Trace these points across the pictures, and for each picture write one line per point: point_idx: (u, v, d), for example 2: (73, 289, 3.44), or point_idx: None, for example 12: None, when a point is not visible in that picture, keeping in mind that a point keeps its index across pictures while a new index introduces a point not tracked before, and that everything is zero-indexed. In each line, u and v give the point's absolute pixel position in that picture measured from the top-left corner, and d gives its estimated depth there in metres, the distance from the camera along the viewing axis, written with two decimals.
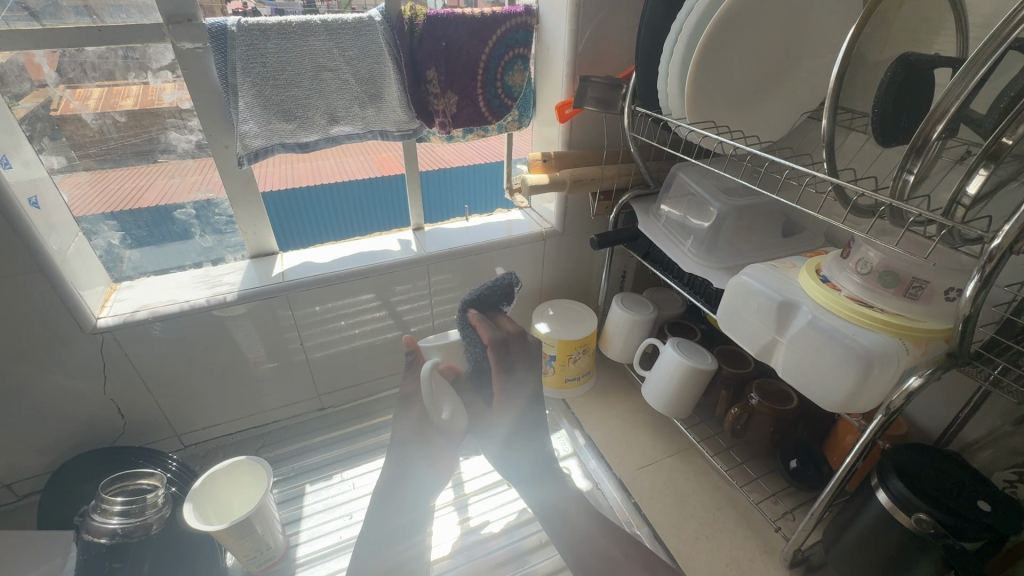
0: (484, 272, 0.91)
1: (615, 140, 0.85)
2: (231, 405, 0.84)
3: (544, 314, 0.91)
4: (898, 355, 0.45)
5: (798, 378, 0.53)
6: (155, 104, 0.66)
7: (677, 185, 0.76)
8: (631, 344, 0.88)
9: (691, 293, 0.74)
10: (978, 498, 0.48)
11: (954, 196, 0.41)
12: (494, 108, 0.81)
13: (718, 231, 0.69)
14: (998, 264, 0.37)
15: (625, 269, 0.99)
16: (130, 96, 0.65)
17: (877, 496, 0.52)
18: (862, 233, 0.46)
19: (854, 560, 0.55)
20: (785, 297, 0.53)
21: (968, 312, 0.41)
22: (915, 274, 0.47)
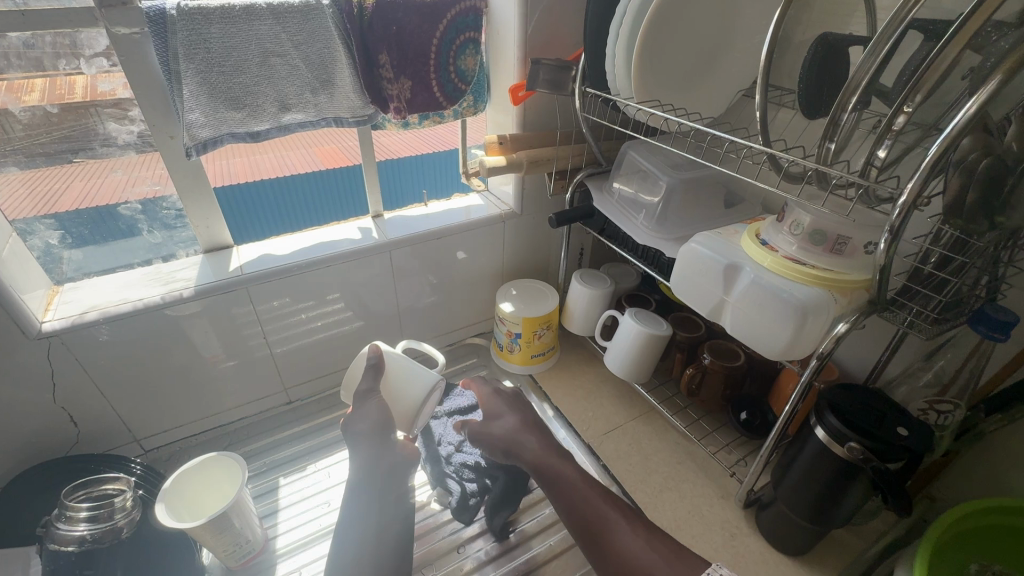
0: (447, 255, 0.92)
1: (567, 121, 0.88)
2: (193, 405, 0.82)
3: (507, 294, 0.94)
4: (828, 304, 0.51)
5: (743, 332, 0.58)
6: (67, 98, 0.62)
7: (628, 162, 0.80)
8: (592, 316, 0.92)
9: (646, 264, 0.78)
10: (898, 424, 0.54)
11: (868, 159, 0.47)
12: (448, 92, 0.82)
13: (668, 204, 0.74)
14: (905, 217, 0.43)
15: (582, 246, 1.03)
16: (37, 90, 0.60)
17: (815, 432, 0.58)
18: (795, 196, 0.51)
19: (799, 492, 0.62)
20: (730, 260, 0.58)
21: (884, 262, 0.46)
22: (840, 232, 0.53)
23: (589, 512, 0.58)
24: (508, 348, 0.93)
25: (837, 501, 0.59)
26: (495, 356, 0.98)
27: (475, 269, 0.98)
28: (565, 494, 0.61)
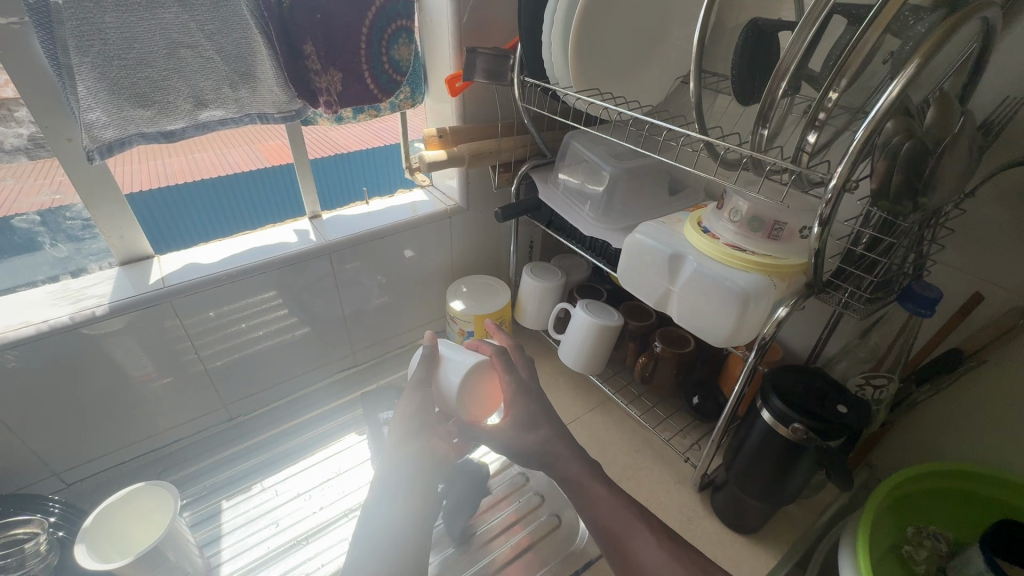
0: (392, 255, 0.89)
1: (509, 111, 0.86)
2: (119, 431, 0.75)
3: (457, 292, 0.91)
4: (768, 290, 0.52)
5: (690, 320, 0.58)
6: None
7: (572, 152, 0.78)
8: (544, 310, 0.91)
9: (594, 256, 0.78)
10: (838, 402, 0.56)
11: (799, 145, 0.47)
12: (382, 84, 0.78)
13: (612, 194, 0.73)
14: (836, 202, 0.43)
15: (532, 239, 1.01)
16: None
17: (761, 415, 0.59)
18: (733, 183, 0.51)
19: (750, 472, 0.63)
20: (673, 249, 0.58)
21: (818, 246, 0.47)
22: (776, 218, 0.53)
23: (615, 523, 0.57)
24: None
25: (785, 479, 0.60)
26: None
27: (423, 268, 0.95)
28: (593, 507, 0.59)
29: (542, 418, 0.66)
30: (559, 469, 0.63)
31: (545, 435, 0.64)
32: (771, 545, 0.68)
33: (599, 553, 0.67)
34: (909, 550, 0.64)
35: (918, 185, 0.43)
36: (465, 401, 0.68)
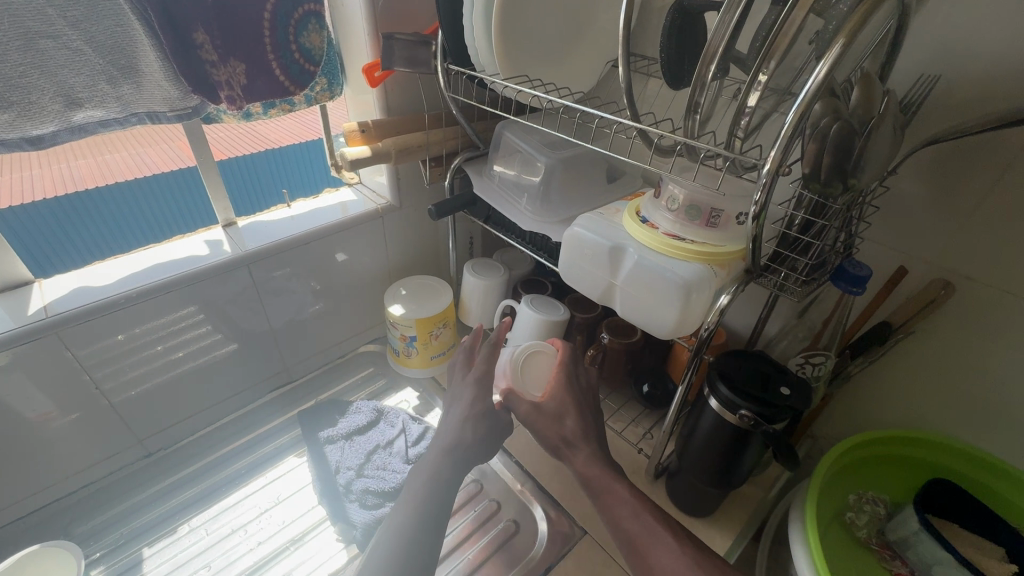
0: (321, 261, 0.82)
1: (437, 102, 0.81)
2: (10, 485, 0.65)
3: (396, 295, 0.86)
4: (709, 278, 0.51)
5: (634, 314, 0.57)
6: None
7: (505, 143, 0.75)
8: (489, 308, 0.88)
9: (535, 250, 0.75)
10: (781, 385, 0.56)
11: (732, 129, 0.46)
12: (294, 75, 0.71)
13: (549, 185, 0.70)
14: (771, 187, 0.42)
15: (472, 234, 0.97)
16: None
17: (709, 403, 0.59)
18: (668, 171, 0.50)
19: (701, 459, 0.63)
20: (613, 241, 0.56)
21: (755, 233, 0.46)
22: (713, 205, 0.52)
23: (636, 526, 0.53)
24: (405, 353, 0.86)
25: (736, 463, 0.61)
26: (393, 363, 0.90)
27: (357, 272, 0.88)
28: (614, 509, 0.55)
29: (571, 411, 0.64)
30: (577, 466, 0.60)
31: (570, 430, 0.62)
32: (726, 526, 0.69)
33: (559, 556, 0.65)
34: (852, 518, 0.67)
35: (847, 167, 0.43)
36: (527, 376, 0.68)
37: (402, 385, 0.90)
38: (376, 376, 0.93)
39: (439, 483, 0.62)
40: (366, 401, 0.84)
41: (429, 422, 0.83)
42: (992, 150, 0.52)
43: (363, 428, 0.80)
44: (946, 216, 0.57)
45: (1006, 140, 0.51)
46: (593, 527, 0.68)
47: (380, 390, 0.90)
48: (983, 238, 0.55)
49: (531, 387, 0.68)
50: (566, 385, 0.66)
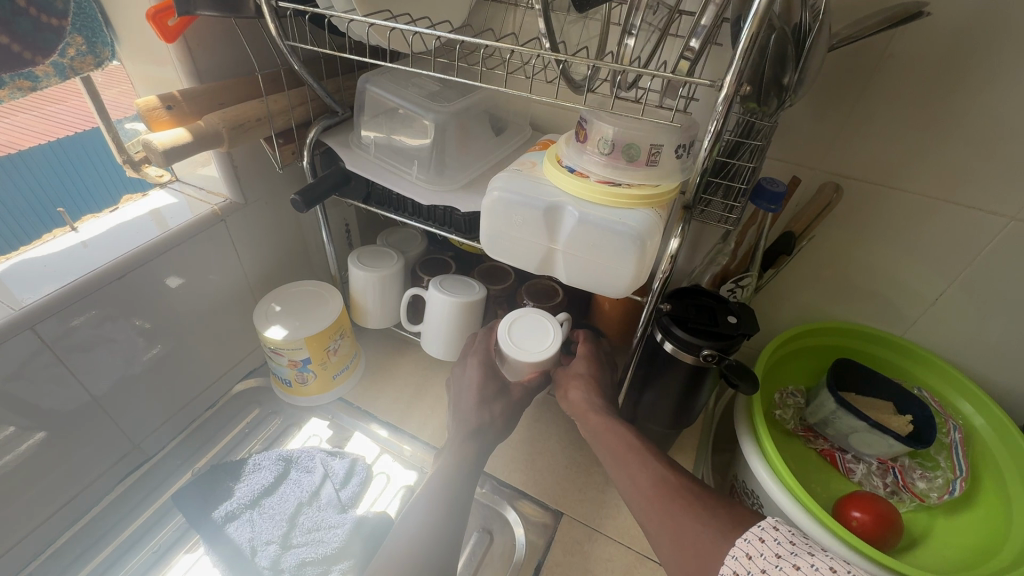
0: (152, 295, 0.60)
1: (265, 57, 0.61)
2: None
3: (268, 314, 0.68)
4: (657, 223, 0.46)
5: (581, 277, 0.51)
6: None
7: (371, 101, 0.60)
8: (391, 302, 0.75)
9: (436, 227, 0.64)
10: (728, 315, 0.56)
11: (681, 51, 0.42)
12: (23, 33, 0.48)
13: (443, 147, 0.59)
14: (728, 113, 0.40)
15: (346, 220, 0.81)
16: None
17: (664, 349, 0.56)
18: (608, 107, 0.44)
19: (661, 403, 0.62)
20: (546, 202, 0.48)
21: (707, 165, 0.44)
22: (650, 140, 0.46)
23: (637, 471, 0.52)
24: (299, 382, 0.70)
25: (695, 400, 0.60)
26: (283, 395, 0.73)
27: (208, 297, 0.68)
28: (618, 451, 0.55)
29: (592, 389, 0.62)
30: (591, 425, 0.60)
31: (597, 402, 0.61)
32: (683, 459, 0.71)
33: (544, 549, 0.60)
34: (780, 415, 0.73)
35: (783, 82, 0.43)
36: (523, 345, 0.62)
37: (304, 418, 0.74)
38: (267, 416, 0.74)
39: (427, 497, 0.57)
40: (267, 453, 0.67)
41: (353, 453, 0.69)
42: (865, 54, 0.55)
43: (271, 487, 0.64)
44: (827, 122, 0.60)
45: (874, 42, 0.54)
46: (567, 506, 0.65)
47: (276, 433, 0.72)
48: (859, 139, 0.60)
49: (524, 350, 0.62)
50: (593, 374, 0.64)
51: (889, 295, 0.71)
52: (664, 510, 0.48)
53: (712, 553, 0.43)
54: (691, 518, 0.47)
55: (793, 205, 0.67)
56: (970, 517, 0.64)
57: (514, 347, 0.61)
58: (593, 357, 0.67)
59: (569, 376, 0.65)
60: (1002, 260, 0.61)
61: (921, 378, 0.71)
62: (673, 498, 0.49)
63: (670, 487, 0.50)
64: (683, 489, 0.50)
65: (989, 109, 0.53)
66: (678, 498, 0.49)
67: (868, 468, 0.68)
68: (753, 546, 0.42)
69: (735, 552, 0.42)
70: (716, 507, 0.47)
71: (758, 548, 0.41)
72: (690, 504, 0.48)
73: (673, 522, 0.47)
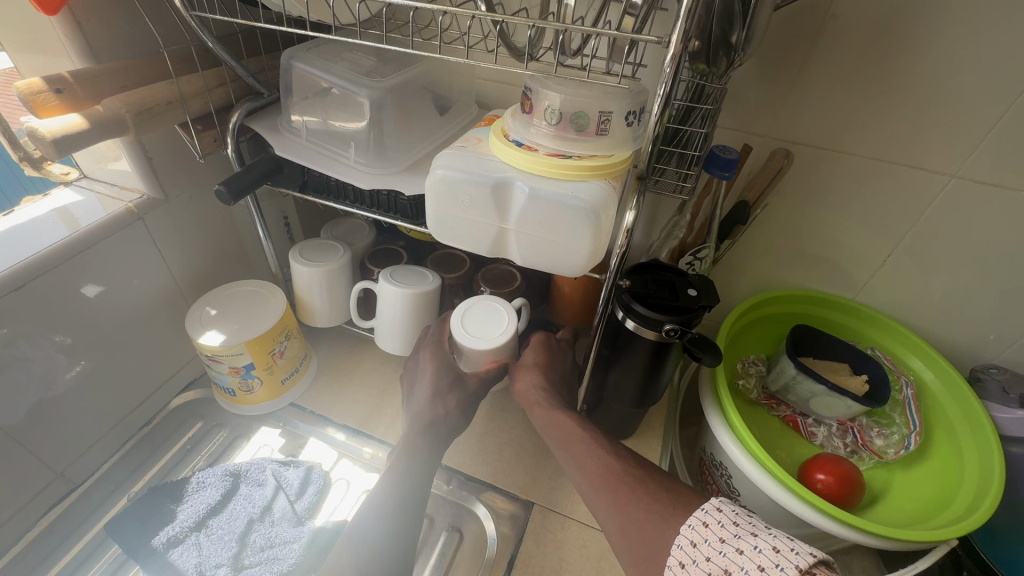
0: (64, 306, 0.53)
1: (173, 32, 0.55)
2: None
3: (203, 319, 0.62)
4: (611, 195, 0.44)
5: (536, 257, 0.48)
6: None
7: (298, 80, 0.55)
8: (339, 298, 0.71)
9: (381, 214, 0.60)
10: (687, 288, 0.54)
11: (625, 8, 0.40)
12: None
13: (380, 128, 0.55)
14: (677, 74, 0.37)
15: (284, 212, 0.76)
16: None
17: (626, 326, 0.55)
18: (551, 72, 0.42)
19: (626, 384, 0.61)
20: (494, 178, 0.45)
21: (659, 132, 0.42)
22: (599, 108, 0.44)
23: (589, 461, 0.52)
24: (243, 390, 0.65)
25: (659, 378, 0.59)
26: (227, 405, 0.68)
27: (132, 306, 0.61)
28: (565, 444, 0.54)
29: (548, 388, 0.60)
30: (539, 419, 0.58)
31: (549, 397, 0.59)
32: (651, 437, 0.70)
33: (516, 542, 0.58)
34: (744, 384, 0.73)
35: (730, 40, 0.41)
36: (476, 332, 0.60)
37: (253, 428, 0.69)
38: (211, 429, 0.69)
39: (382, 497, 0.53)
40: (211, 469, 0.62)
41: (308, 461, 0.65)
42: (810, 14, 0.54)
43: (218, 506, 0.59)
44: (775, 88, 0.59)
45: (817, 2, 0.53)
46: (538, 495, 0.63)
47: (222, 447, 0.67)
48: (807, 103, 0.59)
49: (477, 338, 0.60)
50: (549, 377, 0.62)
51: (840, 260, 0.72)
52: (612, 501, 0.48)
53: (660, 545, 0.43)
54: (636, 507, 0.46)
55: (746, 174, 0.67)
56: (926, 469, 0.66)
57: (486, 341, 0.59)
58: (545, 349, 0.65)
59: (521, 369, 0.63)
60: (944, 218, 0.62)
61: (874, 338, 0.73)
62: (619, 488, 0.48)
63: (614, 478, 0.49)
64: (627, 476, 0.49)
65: (928, 66, 0.54)
66: (621, 488, 0.48)
67: (828, 430, 0.69)
68: (696, 533, 0.42)
69: (680, 542, 0.42)
70: (658, 493, 0.47)
71: (702, 535, 0.41)
72: (634, 493, 0.48)
73: (619, 515, 0.47)
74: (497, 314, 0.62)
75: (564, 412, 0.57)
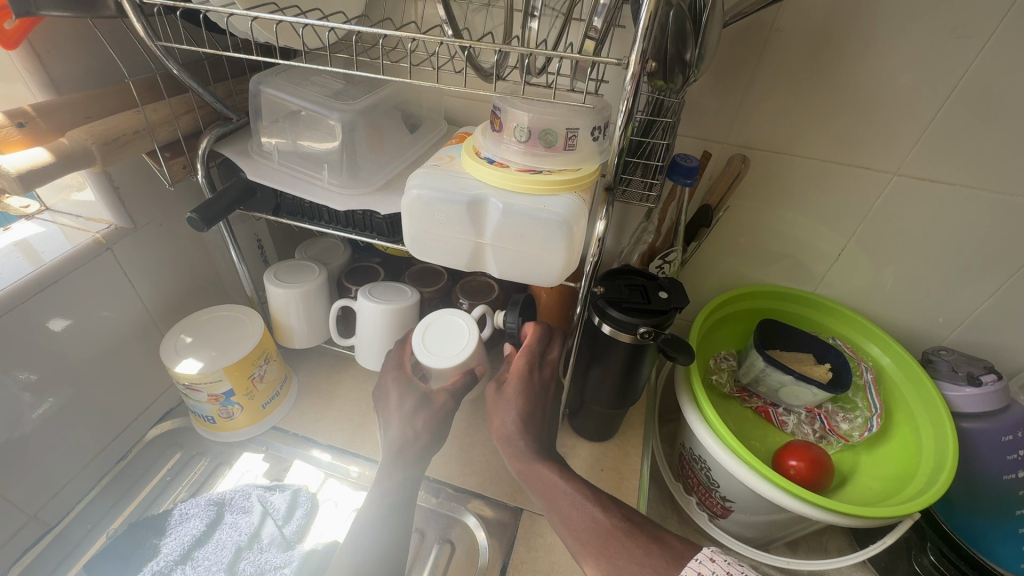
0: (31, 341, 0.52)
1: (137, 62, 0.55)
2: None
3: (179, 348, 0.61)
4: (582, 207, 0.46)
5: (513, 269, 0.50)
6: None
7: (268, 105, 0.56)
8: (317, 318, 0.71)
9: (357, 233, 0.60)
10: (658, 292, 0.57)
11: (585, 30, 0.42)
12: None
13: (353, 149, 0.55)
14: (638, 91, 0.40)
15: (257, 235, 0.75)
16: None
17: (603, 331, 0.57)
18: (518, 92, 0.43)
19: (606, 387, 0.62)
20: (469, 196, 0.46)
21: (623, 145, 0.44)
22: (566, 124, 0.46)
23: (576, 517, 0.51)
24: (223, 417, 0.64)
25: (636, 379, 0.61)
26: (207, 434, 0.67)
27: (103, 338, 0.60)
28: (546, 497, 0.54)
29: (524, 422, 0.60)
30: (514, 467, 0.57)
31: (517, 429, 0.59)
32: (632, 436, 0.72)
33: (506, 549, 0.59)
34: (717, 379, 0.76)
35: (685, 58, 0.44)
36: (428, 343, 0.62)
37: (234, 454, 0.68)
38: (192, 458, 0.68)
39: (379, 517, 0.54)
40: (194, 499, 0.60)
41: (294, 484, 0.64)
42: (758, 28, 0.57)
43: (203, 536, 0.58)
44: (729, 97, 0.63)
45: (763, 16, 0.56)
46: (525, 501, 0.64)
47: (204, 476, 0.66)
48: (759, 111, 0.63)
49: (429, 345, 0.62)
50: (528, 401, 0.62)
51: (799, 255, 0.76)
52: (603, 557, 0.48)
53: None
54: (627, 561, 0.46)
55: (707, 179, 0.70)
56: (889, 449, 0.70)
57: (435, 355, 0.61)
58: (525, 389, 0.62)
59: (498, 405, 0.62)
60: (890, 212, 0.67)
61: (835, 328, 0.77)
62: (609, 544, 0.48)
63: (602, 531, 0.49)
64: (615, 530, 0.49)
65: (865, 73, 0.58)
66: (612, 542, 0.48)
67: (798, 417, 0.73)
68: None
69: None
70: (646, 542, 0.47)
71: None
72: (625, 548, 0.47)
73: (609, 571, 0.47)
74: (463, 335, 0.63)
75: (542, 462, 0.56)
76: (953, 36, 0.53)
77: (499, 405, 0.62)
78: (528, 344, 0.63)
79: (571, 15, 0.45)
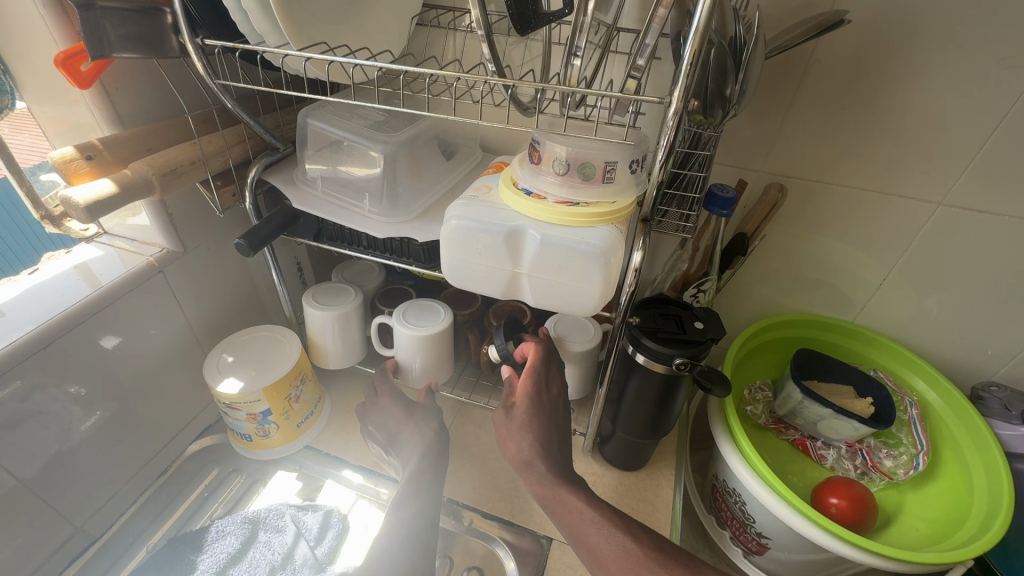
0: (83, 359, 0.54)
1: (195, 96, 0.58)
2: None
3: (221, 367, 0.63)
4: (619, 237, 0.46)
5: (548, 298, 0.50)
6: None
7: (313, 135, 0.58)
8: (351, 340, 0.72)
9: (394, 259, 0.61)
10: (694, 321, 0.56)
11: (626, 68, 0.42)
12: None
13: (394, 178, 0.57)
14: (679, 126, 0.40)
15: (297, 258, 0.78)
16: None
17: (637, 361, 0.56)
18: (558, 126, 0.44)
19: (638, 417, 0.62)
20: (507, 226, 0.47)
21: (662, 178, 0.44)
22: (604, 158, 0.47)
23: (608, 549, 0.47)
24: (260, 435, 0.65)
25: (669, 411, 0.60)
26: (244, 451, 0.68)
27: (150, 358, 0.62)
28: (574, 523, 0.49)
29: (542, 443, 0.53)
30: (533, 488, 0.52)
31: (533, 449, 0.53)
32: (663, 466, 0.71)
33: None
34: (751, 410, 0.74)
35: (726, 93, 0.44)
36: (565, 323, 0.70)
37: (269, 472, 0.69)
38: (228, 476, 0.69)
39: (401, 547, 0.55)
40: (230, 517, 0.62)
41: (326, 504, 0.65)
42: (797, 58, 0.57)
43: (239, 554, 0.59)
44: (765, 127, 0.62)
45: (801, 48, 0.56)
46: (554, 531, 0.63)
47: (238, 494, 0.67)
48: (796, 141, 0.62)
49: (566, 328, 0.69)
50: (543, 418, 0.55)
51: (837, 284, 0.74)
52: None
53: None
54: None
55: (743, 207, 0.70)
56: (936, 488, 0.67)
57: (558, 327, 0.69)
58: (536, 411, 0.55)
59: (509, 429, 0.55)
60: (936, 242, 0.65)
61: (876, 360, 0.75)
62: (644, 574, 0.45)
63: (636, 562, 0.46)
64: (648, 560, 0.46)
65: (909, 102, 0.57)
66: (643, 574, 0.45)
67: (838, 452, 0.70)
68: None
69: None
70: None
71: None
72: None
73: None
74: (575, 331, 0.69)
75: (568, 484, 0.51)
76: (1001, 66, 0.52)
77: (510, 428, 0.55)
78: (531, 363, 0.58)
79: (610, 50, 0.46)
